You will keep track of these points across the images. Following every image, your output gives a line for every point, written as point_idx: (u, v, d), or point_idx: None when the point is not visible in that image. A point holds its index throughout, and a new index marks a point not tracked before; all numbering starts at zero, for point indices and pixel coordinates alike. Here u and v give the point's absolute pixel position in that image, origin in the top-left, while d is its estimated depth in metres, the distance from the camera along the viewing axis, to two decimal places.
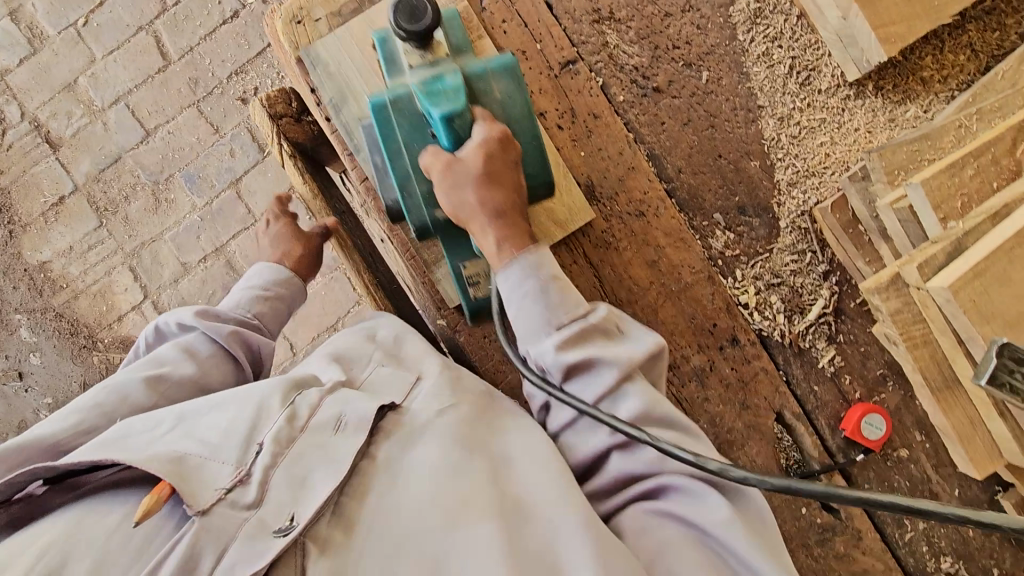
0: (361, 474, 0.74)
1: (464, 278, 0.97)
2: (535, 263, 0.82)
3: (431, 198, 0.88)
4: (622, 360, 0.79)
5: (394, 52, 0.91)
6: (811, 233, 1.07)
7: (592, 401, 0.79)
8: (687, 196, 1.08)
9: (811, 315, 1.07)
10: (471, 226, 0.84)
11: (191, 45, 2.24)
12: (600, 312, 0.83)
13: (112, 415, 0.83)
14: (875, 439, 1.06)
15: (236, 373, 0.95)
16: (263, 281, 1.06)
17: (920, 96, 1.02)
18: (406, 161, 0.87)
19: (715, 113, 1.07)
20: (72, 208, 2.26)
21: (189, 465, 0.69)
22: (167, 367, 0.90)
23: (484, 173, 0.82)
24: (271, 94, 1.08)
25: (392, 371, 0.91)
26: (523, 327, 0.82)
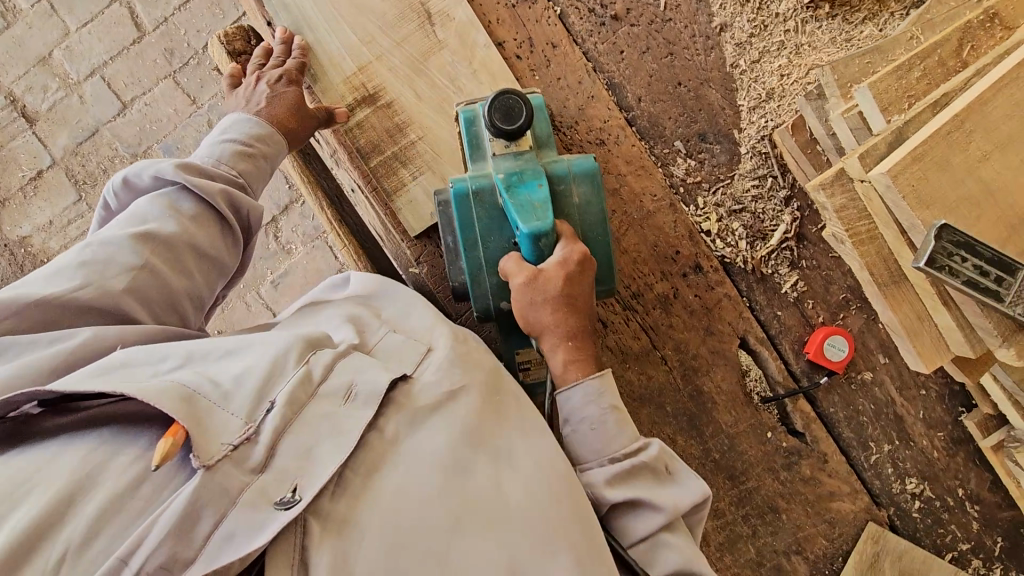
0: (368, 449, 0.70)
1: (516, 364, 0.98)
2: (597, 386, 0.81)
3: (500, 290, 0.88)
4: (666, 509, 0.76)
5: (478, 136, 0.89)
6: (771, 157, 1.07)
7: (632, 541, 0.77)
8: (647, 123, 1.08)
9: (774, 241, 1.08)
10: (542, 340, 0.83)
11: (166, 16, 2.23)
12: (652, 449, 0.80)
13: (103, 274, 0.70)
14: (837, 360, 1.07)
15: (226, 236, 0.81)
16: (243, 134, 0.85)
17: (875, 15, 1.02)
18: (480, 254, 0.87)
19: (674, 41, 1.07)
20: (51, 182, 2.25)
21: (198, 409, 0.62)
22: (151, 224, 0.75)
23: (562, 295, 0.80)
24: (229, 31, 1.07)
25: (404, 339, 0.84)
26: (575, 449, 0.82)
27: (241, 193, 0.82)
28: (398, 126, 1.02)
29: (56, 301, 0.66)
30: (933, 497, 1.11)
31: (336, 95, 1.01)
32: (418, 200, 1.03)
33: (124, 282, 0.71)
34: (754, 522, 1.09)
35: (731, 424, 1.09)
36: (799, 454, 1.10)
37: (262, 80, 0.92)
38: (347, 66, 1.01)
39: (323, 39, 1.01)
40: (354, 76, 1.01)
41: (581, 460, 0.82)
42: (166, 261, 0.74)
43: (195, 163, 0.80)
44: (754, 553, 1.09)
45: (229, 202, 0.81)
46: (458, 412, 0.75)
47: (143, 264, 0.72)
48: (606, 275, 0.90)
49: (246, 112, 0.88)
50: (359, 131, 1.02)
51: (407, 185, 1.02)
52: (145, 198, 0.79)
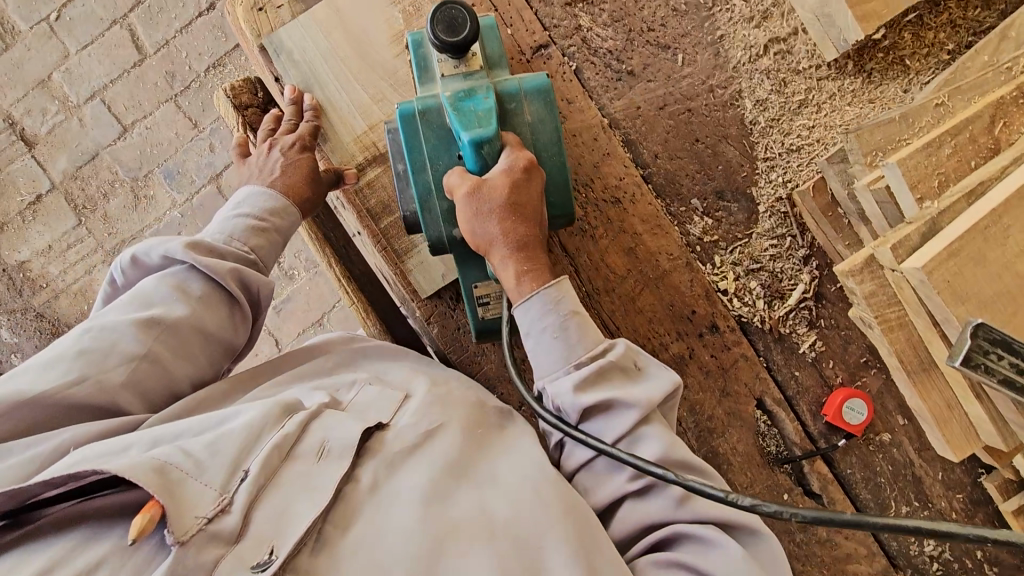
0: (347, 499, 0.67)
1: (474, 298, 0.92)
2: (555, 294, 0.78)
3: (451, 217, 0.84)
4: (640, 402, 0.75)
5: (427, 58, 0.88)
6: (790, 217, 1.05)
7: (613, 441, 0.75)
8: (664, 182, 1.06)
9: (792, 301, 1.06)
10: (490, 256, 0.81)
11: (167, 38, 2.20)
12: (619, 348, 0.79)
13: (103, 364, 0.67)
14: (857, 423, 1.05)
15: (234, 315, 0.77)
16: (257, 208, 0.83)
17: (899, 77, 1.00)
18: (428, 177, 0.84)
19: (692, 97, 1.04)
20: (49, 206, 2.22)
21: (171, 479, 0.60)
22: (156, 308, 0.72)
23: (508, 203, 0.78)
24: (235, 84, 1.05)
25: (378, 390, 0.81)
26: (540, 363, 0.79)
27: (252, 269, 0.79)
28: None
29: (51, 399, 0.63)
30: (952, 560, 1.09)
31: (346, 155, 0.98)
32: (429, 260, 1.00)
33: (125, 373, 0.67)
34: None
35: (746, 485, 1.06)
36: None
37: (275, 147, 0.89)
38: (358, 125, 0.98)
39: (334, 97, 0.98)
40: (365, 135, 0.98)
41: (548, 373, 0.79)
42: (170, 349, 0.71)
43: (206, 241, 0.77)
44: None
45: (239, 280, 0.77)
46: (436, 451, 0.74)
47: (146, 354, 0.69)
48: (563, 201, 0.87)
49: (260, 183, 0.86)
50: (370, 191, 0.99)
51: (418, 245, 1.00)
52: (151, 277, 0.75)
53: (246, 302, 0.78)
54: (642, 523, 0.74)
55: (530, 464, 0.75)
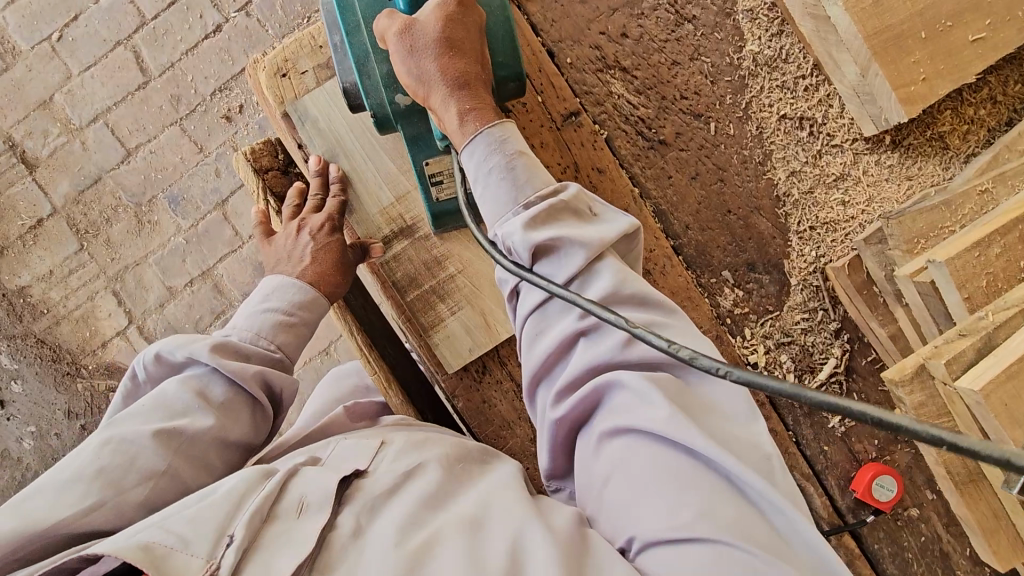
0: (328, 548, 0.61)
1: (426, 176, 0.87)
2: (499, 134, 0.74)
3: (391, 78, 0.79)
4: (591, 241, 0.68)
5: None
6: (822, 290, 1.02)
7: (564, 282, 0.67)
8: (694, 253, 1.03)
9: (822, 375, 1.03)
10: (429, 101, 0.75)
11: (173, 61, 2.15)
12: (570, 190, 0.73)
13: (120, 484, 0.63)
14: (886, 501, 1.03)
15: (256, 416, 0.74)
16: (286, 302, 0.80)
17: (939, 155, 0.97)
18: (364, 37, 0.79)
19: (724, 166, 1.02)
20: (51, 230, 2.17)
21: (156, 554, 0.57)
22: (179, 418, 0.68)
23: (443, 39, 0.73)
24: (256, 146, 1.01)
25: (355, 441, 0.78)
26: (489, 208, 0.74)
27: (276, 369, 0.76)
28: (437, 259, 0.97)
29: (66, 527, 0.59)
30: None
31: (372, 226, 0.95)
32: (456, 334, 0.98)
33: (144, 492, 0.64)
34: None
35: None
36: None
37: (303, 229, 0.87)
38: (384, 197, 0.95)
39: (360, 167, 0.95)
40: (392, 207, 0.95)
41: (499, 215, 0.73)
42: (191, 461, 0.68)
43: (232, 342, 0.74)
44: None
45: (264, 382, 0.75)
46: (414, 488, 0.67)
47: (165, 469, 0.65)
48: (509, 59, 0.82)
49: (290, 271, 0.84)
50: (396, 264, 0.96)
51: (445, 319, 0.97)
52: (173, 378, 0.72)
53: (268, 402, 0.76)
54: (586, 367, 0.66)
55: (508, 484, 0.69)
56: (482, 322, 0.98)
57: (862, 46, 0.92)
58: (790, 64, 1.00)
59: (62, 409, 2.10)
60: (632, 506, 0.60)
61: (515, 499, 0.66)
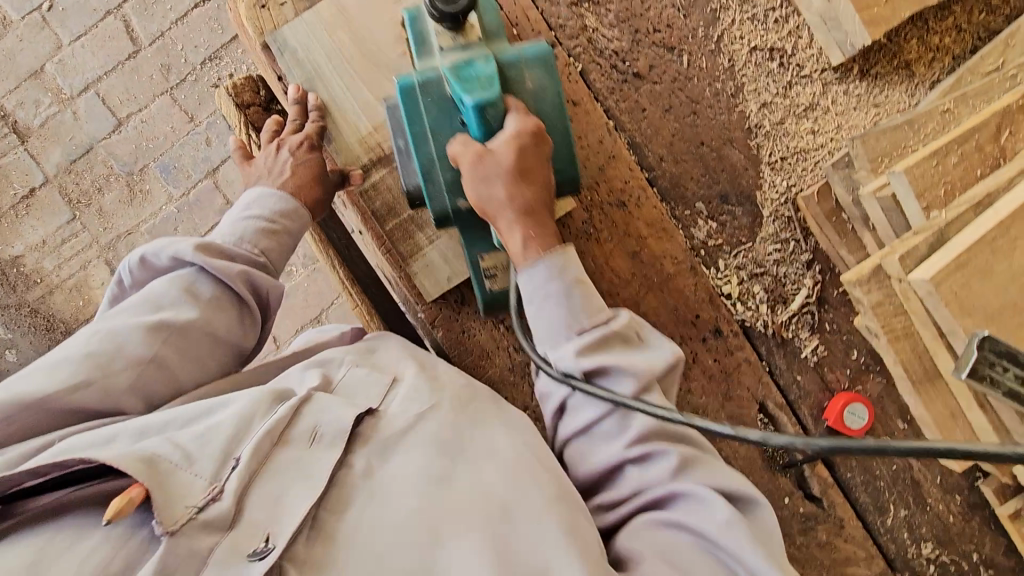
0: (341, 486, 0.67)
1: (480, 270, 0.93)
2: (561, 262, 0.77)
3: (455, 185, 0.81)
4: (639, 369, 0.76)
5: (425, 32, 0.82)
6: (794, 221, 1.04)
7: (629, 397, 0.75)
8: (668, 184, 1.05)
9: (794, 305, 1.06)
10: (495, 221, 0.78)
11: (163, 30, 2.16)
12: (622, 318, 0.80)
13: (107, 366, 0.66)
14: (857, 428, 1.05)
15: (244, 318, 0.77)
16: (267, 210, 0.82)
17: (904, 83, 1.00)
18: (430, 147, 0.81)
19: (697, 99, 1.04)
20: (43, 200, 2.19)
21: (161, 471, 0.59)
22: (166, 311, 0.71)
23: (515, 167, 0.75)
24: (238, 82, 1.03)
25: (368, 370, 0.81)
26: (546, 345, 0.79)
27: (261, 271, 0.78)
28: None
29: (54, 401, 0.62)
30: (948, 562, 1.10)
31: (350, 155, 0.97)
32: (434, 263, 0.99)
33: (130, 376, 0.67)
34: None
35: None
36: (816, 519, 1.08)
37: (283, 147, 0.88)
38: (362, 125, 0.97)
39: (338, 97, 0.96)
40: (370, 136, 0.97)
41: (552, 343, 0.78)
42: (177, 352, 0.70)
43: (217, 244, 0.77)
44: None
45: (249, 282, 0.77)
46: (427, 433, 0.73)
47: (152, 357, 0.68)
48: (567, 162, 0.84)
49: (269, 184, 0.85)
50: (374, 193, 0.98)
51: (423, 248, 0.99)
52: (161, 279, 0.74)
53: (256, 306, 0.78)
54: (639, 487, 0.74)
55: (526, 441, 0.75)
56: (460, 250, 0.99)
57: None
58: None
59: None
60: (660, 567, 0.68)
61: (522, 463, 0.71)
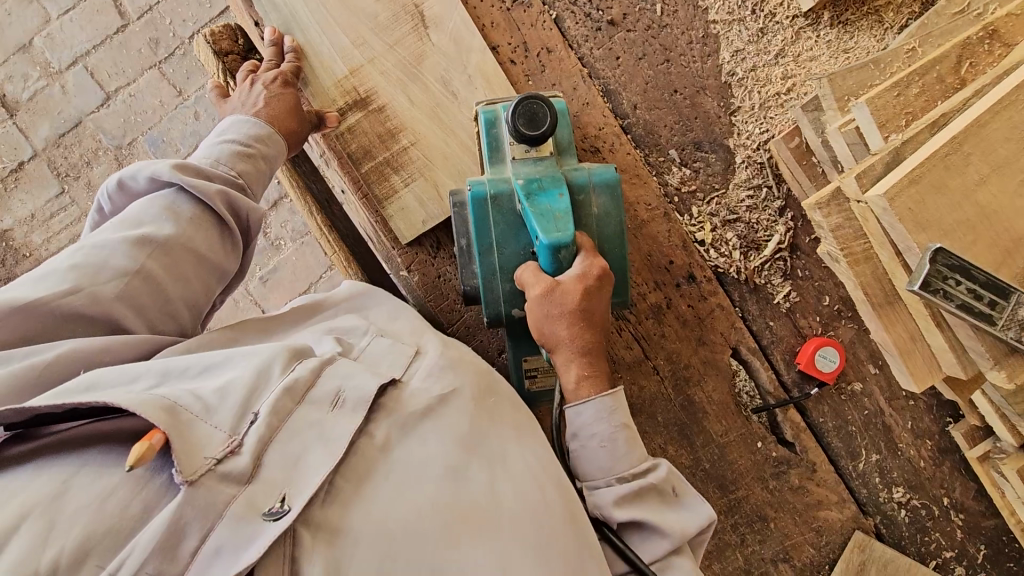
0: (359, 455, 0.68)
1: (522, 369, 0.95)
2: (609, 405, 0.79)
3: (513, 296, 0.85)
4: (672, 532, 0.76)
5: (498, 139, 0.87)
6: (766, 167, 1.06)
7: (647, 561, 0.77)
8: (643, 131, 1.07)
9: (767, 251, 1.07)
10: (555, 353, 0.80)
11: (151, 4, 2.16)
12: (661, 470, 0.79)
13: (96, 277, 0.67)
14: (828, 371, 1.07)
15: (224, 239, 0.78)
16: (242, 134, 0.84)
17: (874, 26, 1.01)
18: (494, 259, 0.84)
19: (671, 47, 1.05)
20: (32, 173, 2.19)
21: (181, 422, 0.59)
22: (146, 227, 0.72)
23: (580, 310, 0.77)
24: (215, 29, 1.04)
25: (391, 342, 0.83)
26: (584, 466, 0.80)
27: (240, 193, 0.80)
28: (390, 131, 1.00)
29: (47, 305, 0.63)
30: (919, 506, 1.12)
31: (326, 99, 0.99)
32: (411, 206, 1.01)
33: (119, 287, 0.68)
34: (742, 531, 1.09)
35: (721, 433, 1.09)
36: (788, 463, 1.10)
37: (257, 81, 0.91)
38: (338, 70, 0.98)
39: (313, 40, 0.98)
40: (345, 79, 0.99)
41: (590, 477, 0.80)
42: (164, 268, 0.71)
43: (193, 163, 0.77)
44: (742, 561, 1.09)
45: (228, 203, 0.78)
46: (449, 419, 0.75)
47: (138, 269, 0.69)
48: (622, 287, 0.88)
49: (245, 114, 0.87)
50: (350, 136, 0.99)
51: (399, 191, 1.01)
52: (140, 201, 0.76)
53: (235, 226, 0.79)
54: None
55: (536, 452, 0.78)
56: (435, 194, 1.01)
57: None
58: None
59: None
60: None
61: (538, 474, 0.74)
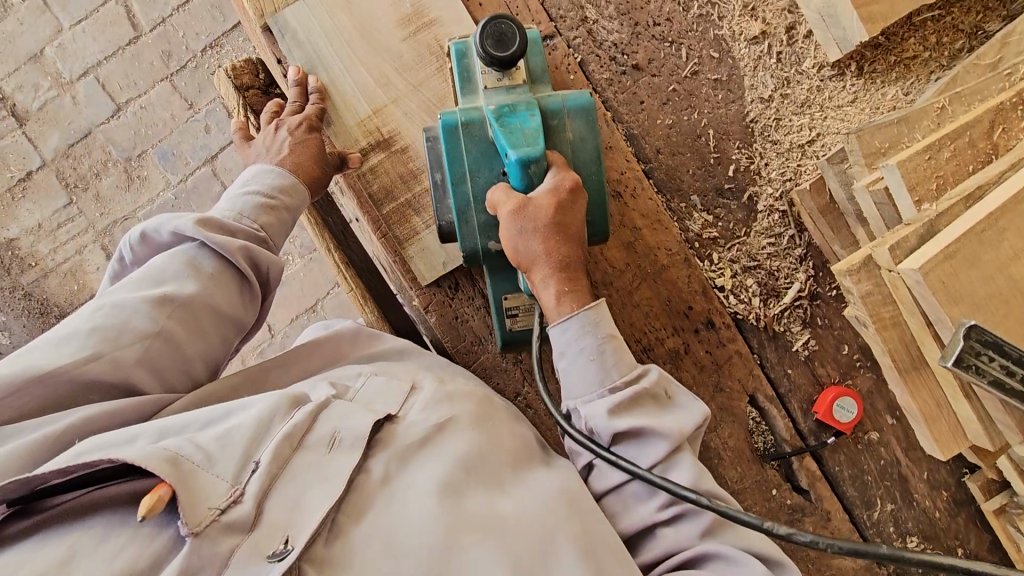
0: (358, 491, 0.67)
1: (503, 309, 0.93)
2: (594, 317, 0.76)
3: (488, 228, 0.83)
4: (672, 432, 0.73)
5: (470, 69, 0.86)
6: (788, 216, 1.05)
7: (646, 466, 0.73)
8: (664, 176, 1.06)
9: (787, 299, 1.07)
10: (530, 274, 0.78)
11: (164, 17, 2.13)
12: (652, 374, 0.77)
13: (116, 340, 0.66)
14: (847, 421, 1.07)
15: (243, 293, 0.77)
16: (266, 185, 0.83)
17: (902, 79, 1.00)
18: (468, 189, 0.82)
19: (695, 93, 1.05)
20: (40, 183, 2.13)
21: (183, 470, 0.58)
22: (167, 286, 0.71)
23: (553, 223, 0.75)
24: (237, 64, 1.03)
25: (386, 379, 0.82)
26: (574, 384, 0.77)
27: (261, 247, 0.79)
28: (413, 172, 0.99)
29: (67, 373, 0.62)
30: None
31: (350, 139, 0.98)
32: (431, 248, 1.00)
33: (138, 350, 0.67)
34: None
35: (736, 480, 1.08)
36: (803, 512, 1.09)
37: (281, 127, 0.90)
38: (361, 110, 0.97)
39: (338, 79, 0.97)
40: (368, 120, 0.98)
41: (580, 393, 0.76)
42: (184, 326, 0.71)
43: (217, 218, 0.77)
44: None
45: (250, 258, 0.77)
46: (446, 442, 0.74)
47: (159, 331, 0.68)
48: (599, 215, 0.85)
49: (268, 162, 0.87)
50: (372, 176, 0.99)
51: (420, 232, 1.00)
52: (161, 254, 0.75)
53: (255, 280, 0.79)
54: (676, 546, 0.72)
55: (538, 472, 0.77)
56: None
57: None
58: None
59: None
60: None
61: (543, 493, 0.73)
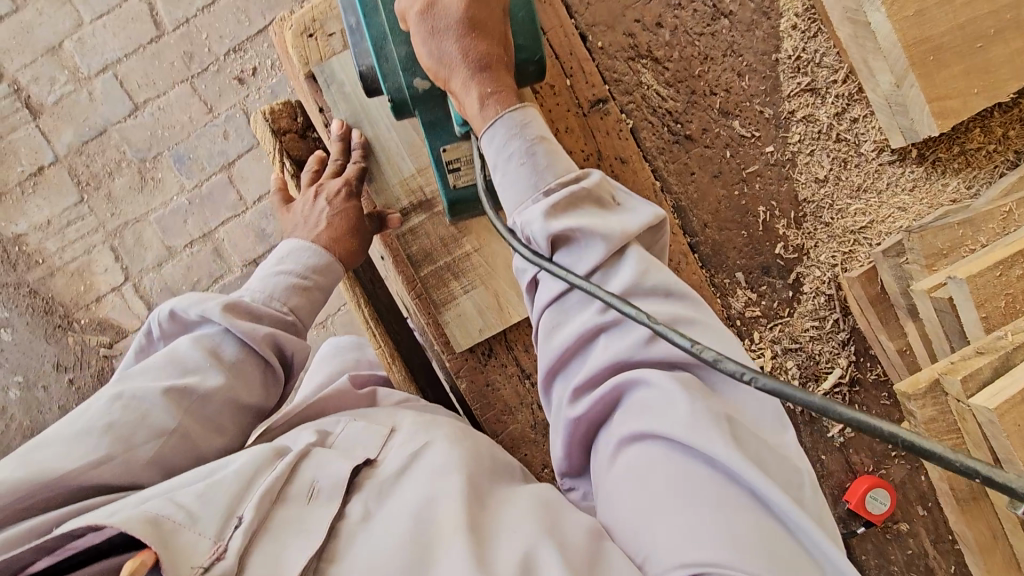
0: (339, 539, 0.58)
1: (442, 163, 0.83)
2: (521, 118, 0.68)
3: (411, 62, 0.74)
4: (613, 232, 0.62)
5: None
6: (834, 300, 1.01)
7: (584, 274, 0.62)
8: (709, 251, 1.02)
9: (827, 383, 1.01)
10: (450, 87, 0.70)
11: (188, 16, 2.00)
12: (594, 177, 0.66)
13: (130, 440, 0.62)
14: (878, 513, 1.02)
15: (265, 378, 0.74)
16: (301, 265, 0.81)
17: (965, 172, 0.98)
18: (384, 19, 0.74)
19: (747, 166, 1.01)
20: (51, 178, 2.00)
21: (164, 531, 0.53)
22: (190, 376, 0.68)
23: (467, 19, 0.67)
24: (275, 106, 0.99)
25: (365, 425, 0.72)
26: (508, 196, 0.67)
27: (288, 333, 0.77)
28: (454, 235, 0.95)
29: (80, 477, 0.59)
30: None
31: (391, 197, 0.94)
32: (468, 313, 0.97)
33: (152, 449, 0.63)
34: None
35: None
36: None
37: (321, 195, 0.88)
38: (405, 167, 0.93)
39: (382, 136, 0.93)
40: (411, 179, 0.94)
41: (515, 203, 0.66)
42: (199, 420, 0.67)
43: (244, 302, 0.75)
44: None
45: (275, 346, 0.75)
46: (424, 466, 0.65)
47: (176, 427, 0.65)
48: (531, 42, 0.75)
49: (303, 236, 0.84)
50: (412, 237, 0.95)
51: (457, 297, 0.96)
52: (187, 336, 0.73)
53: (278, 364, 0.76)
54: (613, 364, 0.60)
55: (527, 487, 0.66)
56: (495, 302, 0.97)
57: (902, 57, 0.91)
58: (822, 67, 1.00)
59: (51, 362, 1.93)
60: (645, 508, 0.53)
61: (527, 501, 0.62)
